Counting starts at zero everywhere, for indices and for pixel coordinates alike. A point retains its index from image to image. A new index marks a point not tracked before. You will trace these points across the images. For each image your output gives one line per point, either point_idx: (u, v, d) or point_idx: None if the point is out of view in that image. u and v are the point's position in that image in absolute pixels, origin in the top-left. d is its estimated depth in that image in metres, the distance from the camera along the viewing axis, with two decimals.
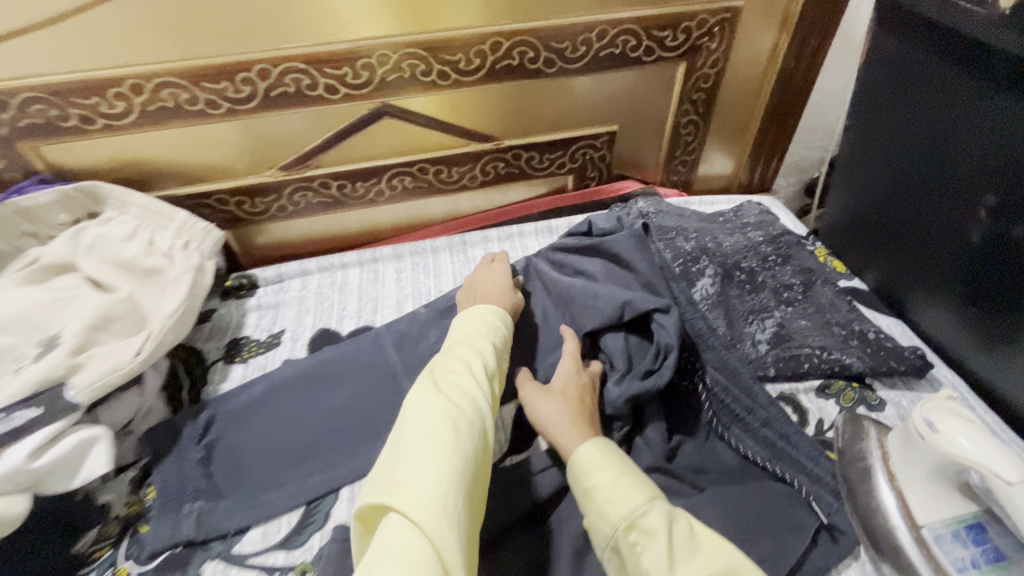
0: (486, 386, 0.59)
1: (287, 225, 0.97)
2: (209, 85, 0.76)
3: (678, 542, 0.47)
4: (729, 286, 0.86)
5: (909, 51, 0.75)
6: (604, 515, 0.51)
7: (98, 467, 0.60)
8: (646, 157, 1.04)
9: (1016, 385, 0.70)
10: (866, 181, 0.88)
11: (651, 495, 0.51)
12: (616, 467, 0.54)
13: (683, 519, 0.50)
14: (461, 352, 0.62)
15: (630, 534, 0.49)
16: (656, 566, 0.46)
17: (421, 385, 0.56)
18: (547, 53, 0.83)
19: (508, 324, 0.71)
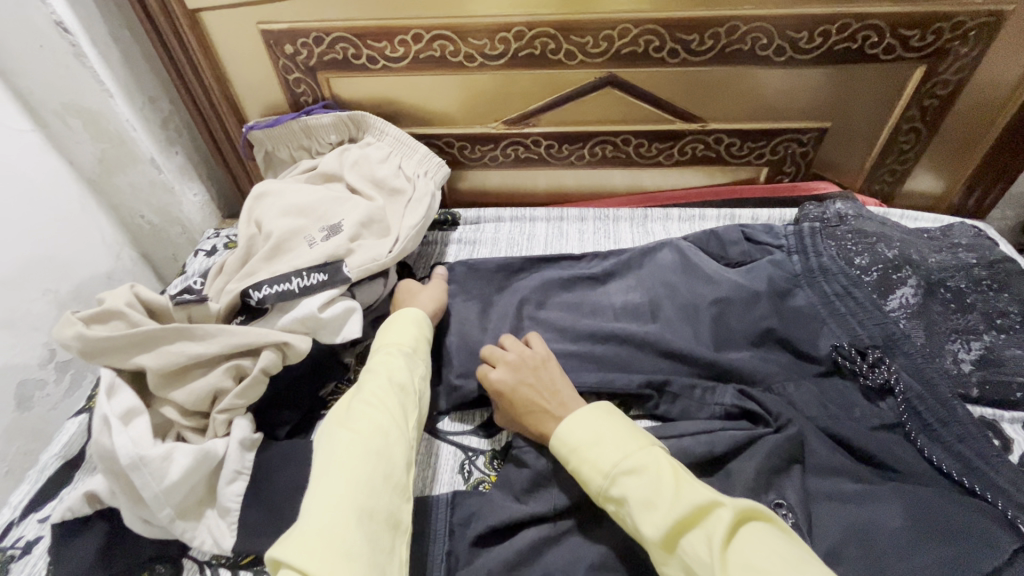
0: (399, 415, 0.62)
1: (490, 174, 1.10)
2: (472, 41, 0.88)
3: (644, 493, 0.53)
4: (932, 301, 0.81)
5: None
6: (587, 489, 0.58)
7: (354, 331, 0.74)
8: (850, 161, 1.02)
9: None
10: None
11: (619, 457, 0.57)
12: (580, 444, 0.59)
13: (649, 464, 0.55)
14: (372, 372, 0.66)
15: (611, 503, 0.56)
16: (633, 523, 0.53)
17: (329, 425, 0.60)
18: (780, 42, 0.86)
19: (423, 328, 0.75)
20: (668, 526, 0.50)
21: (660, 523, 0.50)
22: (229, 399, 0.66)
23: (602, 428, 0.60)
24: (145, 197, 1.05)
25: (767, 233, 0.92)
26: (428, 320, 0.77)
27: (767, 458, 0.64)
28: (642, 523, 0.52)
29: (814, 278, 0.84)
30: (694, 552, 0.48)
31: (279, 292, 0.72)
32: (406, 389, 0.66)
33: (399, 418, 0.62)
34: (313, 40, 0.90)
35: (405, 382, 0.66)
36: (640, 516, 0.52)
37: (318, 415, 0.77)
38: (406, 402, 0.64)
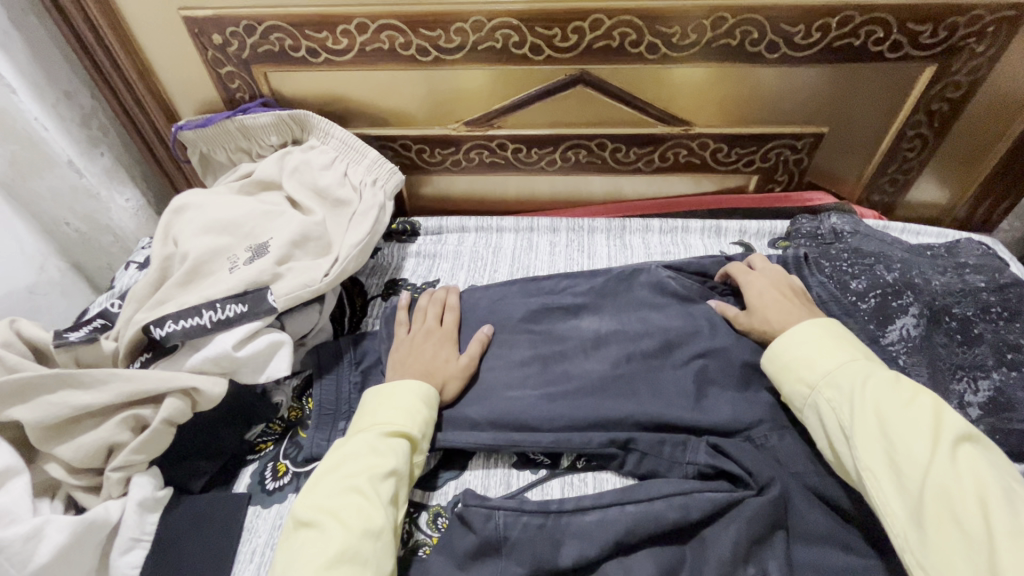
0: (386, 501, 0.57)
1: (454, 179, 1.00)
2: (425, 32, 0.78)
3: (869, 388, 0.52)
4: (935, 332, 0.73)
5: None
6: (801, 376, 0.58)
7: (281, 369, 0.65)
8: (849, 169, 0.92)
9: None
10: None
11: (850, 358, 0.56)
12: (814, 338, 0.60)
13: (881, 369, 0.54)
14: (368, 452, 0.60)
15: (824, 391, 0.55)
16: (849, 411, 0.52)
17: (316, 494, 0.57)
18: (773, 37, 0.76)
19: (430, 407, 0.66)
20: (890, 417, 0.50)
21: (885, 413, 0.50)
22: (125, 455, 0.57)
23: (832, 324, 0.61)
24: (68, 203, 0.94)
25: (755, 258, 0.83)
26: (437, 398, 0.68)
27: (746, 525, 0.56)
28: (860, 411, 0.51)
29: None
30: (917, 443, 0.47)
31: (187, 328, 0.62)
32: (400, 476, 0.60)
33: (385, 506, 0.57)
34: (244, 29, 0.79)
35: (399, 469, 0.60)
36: (860, 403, 0.52)
37: (243, 462, 0.68)
38: (395, 494, 0.59)
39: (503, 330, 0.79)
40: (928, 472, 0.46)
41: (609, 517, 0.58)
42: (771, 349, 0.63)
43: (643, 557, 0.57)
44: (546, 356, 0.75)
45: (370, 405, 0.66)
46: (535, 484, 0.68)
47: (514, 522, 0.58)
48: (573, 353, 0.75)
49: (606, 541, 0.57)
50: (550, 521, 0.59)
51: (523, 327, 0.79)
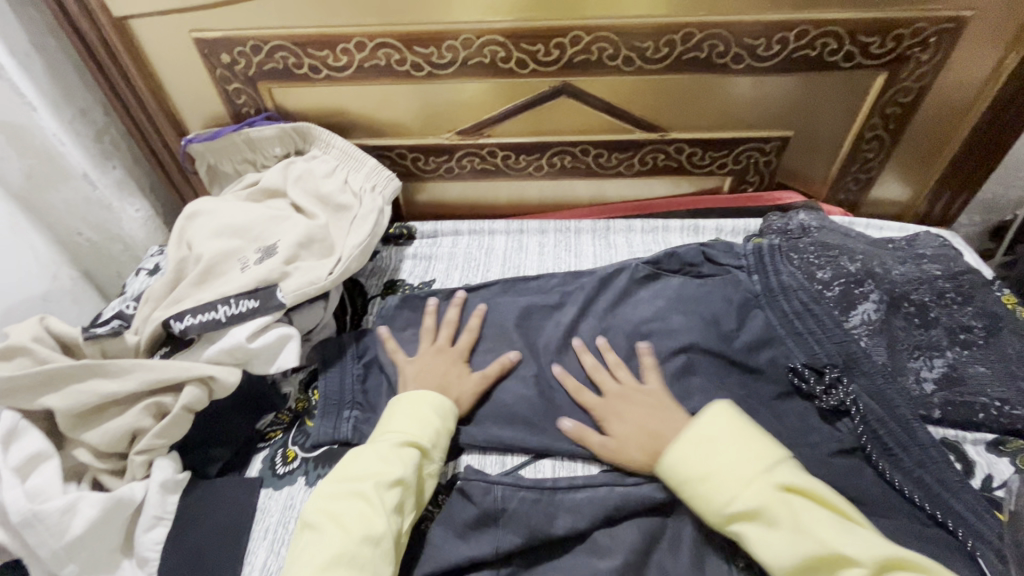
0: (390, 506, 0.61)
1: (447, 186, 1.06)
2: (418, 49, 0.84)
3: (785, 531, 0.54)
4: (895, 316, 0.79)
5: None
6: (707, 509, 0.59)
7: (290, 360, 0.70)
8: (815, 169, 0.99)
9: None
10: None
11: (745, 483, 0.58)
12: (708, 464, 0.60)
13: (783, 495, 0.56)
14: (377, 459, 0.64)
15: (733, 523, 0.57)
16: (769, 550, 0.54)
17: (325, 497, 0.62)
18: (737, 49, 0.83)
19: (444, 418, 0.70)
20: (806, 564, 0.52)
21: (810, 556, 0.52)
22: (147, 439, 0.62)
23: (708, 441, 0.62)
24: (81, 214, 0.99)
25: (727, 253, 0.90)
26: (451, 410, 0.71)
27: None
28: (787, 553, 0.53)
29: (779, 298, 0.82)
30: None
31: (204, 321, 0.68)
32: (408, 484, 0.63)
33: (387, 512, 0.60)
34: (250, 49, 0.86)
35: (407, 477, 0.63)
36: (779, 541, 0.54)
37: (254, 449, 0.73)
38: (402, 502, 0.62)
39: (496, 323, 0.84)
40: None
41: (597, 490, 0.64)
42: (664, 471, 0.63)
43: (628, 524, 0.62)
44: (537, 347, 0.81)
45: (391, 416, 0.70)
46: (529, 463, 0.73)
47: (511, 494, 0.64)
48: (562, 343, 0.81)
49: (594, 511, 0.62)
50: (544, 494, 0.64)
51: (514, 321, 0.84)
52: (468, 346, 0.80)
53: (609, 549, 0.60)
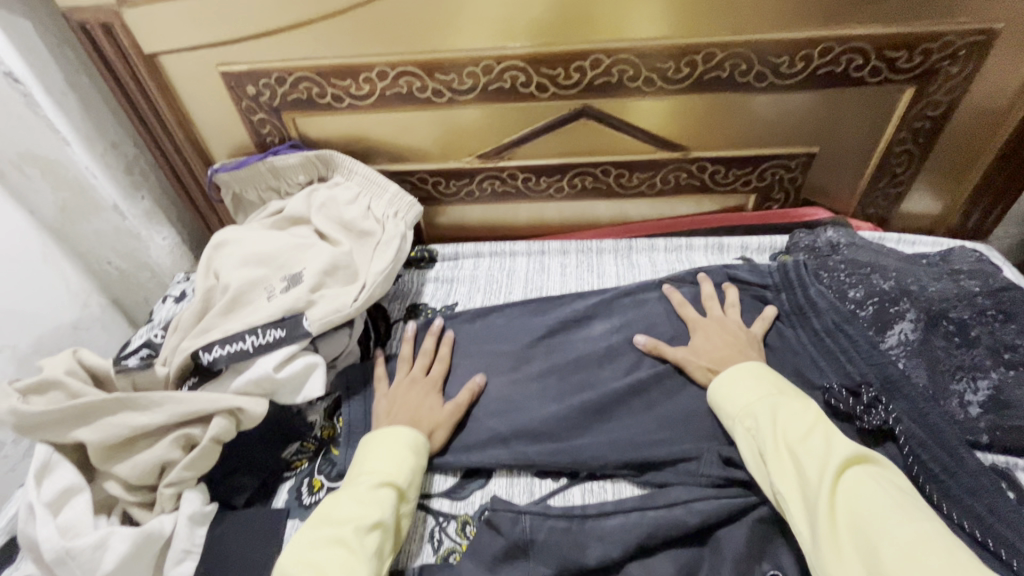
0: (372, 553, 0.58)
1: (468, 209, 1.06)
2: (439, 76, 0.85)
3: (778, 424, 0.62)
4: (934, 335, 0.76)
5: None
6: (727, 411, 0.69)
7: (315, 390, 0.70)
8: (842, 185, 0.97)
9: None
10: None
11: (767, 394, 0.67)
12: (731, 375, 0.71)
13: (792, 403, 0.64)
14: (356, 500, 0.62)
15: (744, 423, 0.66)
16: (762, 440, 0.63)
17: (301, 545, 0.59)
18: (760, 67, 0.82)
19: (419, 453, 0.69)
20: (797, 449, 0.59)
21: (793, 443, 0.60)
22: (176, 472, 0.62)
23: (768, 374, 0.70)
24: (110, 243, 1.01)
25: (753, 272, 0.90)
26: (426, 444, 0.70)
27: (754, 523, 0.61)
28: (777, 441, 0.61)
29: (811, 315, 0.82)
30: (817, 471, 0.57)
31: (232, 352, 0.68)
32: (386, 527, 0.61)
33: (369, 559, 0.57)
34: (276, 80, 0.88)
35: (386, 520, 0.61)
36: (772, 432, 0.62)
37: (281, 478, 0.72)
38: (381, 548, 0.60)
39: (521, 347, 0.83)
40: (817, 495, 0.55)
41: (631, 522, 0.62)
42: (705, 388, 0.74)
43: (664, 559, 0.60)
44: (563, 371, 0.80)
45: (362, 457, 0.68)
46: (558, 490, 0.71)
47: (540, 524, 0.62)
48: (588, 368, 0.80)
49: (627, 545, 0.60)
50: (574, 524, 0.62)
51: (539, 345, 0.83)
52: (442, 376, 0.80)
53: None
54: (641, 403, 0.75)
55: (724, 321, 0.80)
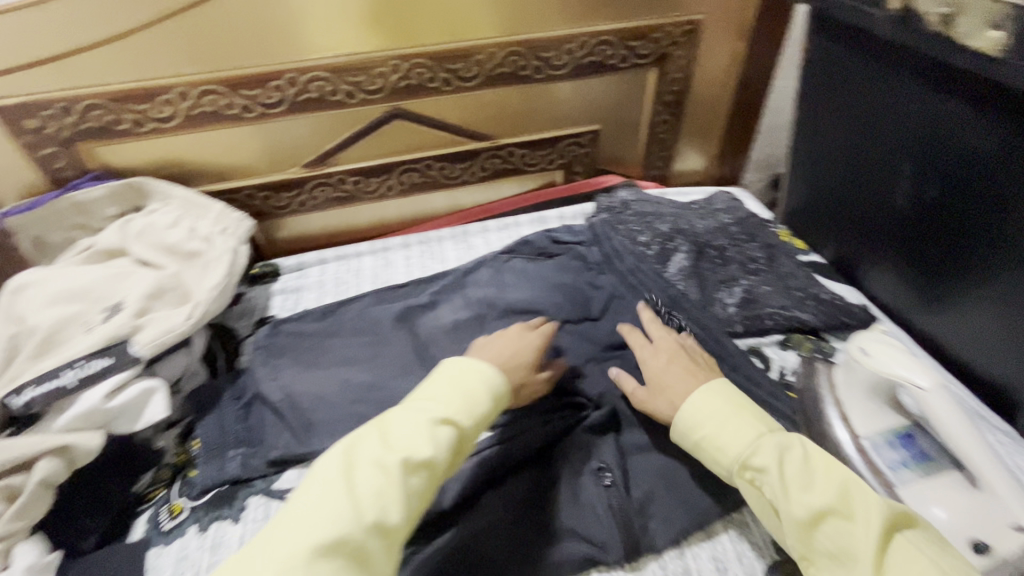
0: (408, 485, 0.54)
1: (306, 219, 1.09)
2: (244, 92, 0.88)
3: (789, 476, 0.55)
4: (702, 260, 0.97)
5: (835, 51, 0.84)
6: (718, 458, 0.61)
7: (157, 413, 0.69)
8: (627, 154, 1.17)
9: (955, 334, 0.78)
10: (839, 158, 0.90)
11: (762, 433, 0.60)
12: (718, 413, 0.63)
13: (794, 446, 0.57)
14: (415, 432, 0.57)
15: (745, 473, 0.58)
16: (773, 494, 0.55)
17: (332, 458, 0.55)
18: (536, 62, 0.97)
19: (495, 401, 0.64)
20: (820, 509, 0.52)
21: (813, 502, 0.52)
22: (2, 525, 0.58)
23: (751, 409, 0.63)
24: None
25: (569, 233, 1.04)
26: (502, 391, 0.65)
27: (579, 431, 0.73)
28: (790, 500, 0.53)
29: (615, 259, 0.97)
30: (850, 535, 0.50)
31: (51, 390, 0.65)
32: (433, 468, 0.57)
33: (406, 497, 0.54)
34: (60, 110, 0.84)
35: (435, 459, 0.56)
36: (784, 490, 0.54)
37: (133, 513, 0.70)
38: (423, 486, 0.56)
39: (373, 336, 0.89)
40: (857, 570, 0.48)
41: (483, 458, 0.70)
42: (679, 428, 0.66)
43: (512, 480, 0.69)
44: (414, 349, 0.87)
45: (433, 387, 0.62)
46: None
47: None
48: (437, 341, 0.88)
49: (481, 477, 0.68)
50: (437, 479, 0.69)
51: (389, 330, 0.90)
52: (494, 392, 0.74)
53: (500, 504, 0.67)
54: None
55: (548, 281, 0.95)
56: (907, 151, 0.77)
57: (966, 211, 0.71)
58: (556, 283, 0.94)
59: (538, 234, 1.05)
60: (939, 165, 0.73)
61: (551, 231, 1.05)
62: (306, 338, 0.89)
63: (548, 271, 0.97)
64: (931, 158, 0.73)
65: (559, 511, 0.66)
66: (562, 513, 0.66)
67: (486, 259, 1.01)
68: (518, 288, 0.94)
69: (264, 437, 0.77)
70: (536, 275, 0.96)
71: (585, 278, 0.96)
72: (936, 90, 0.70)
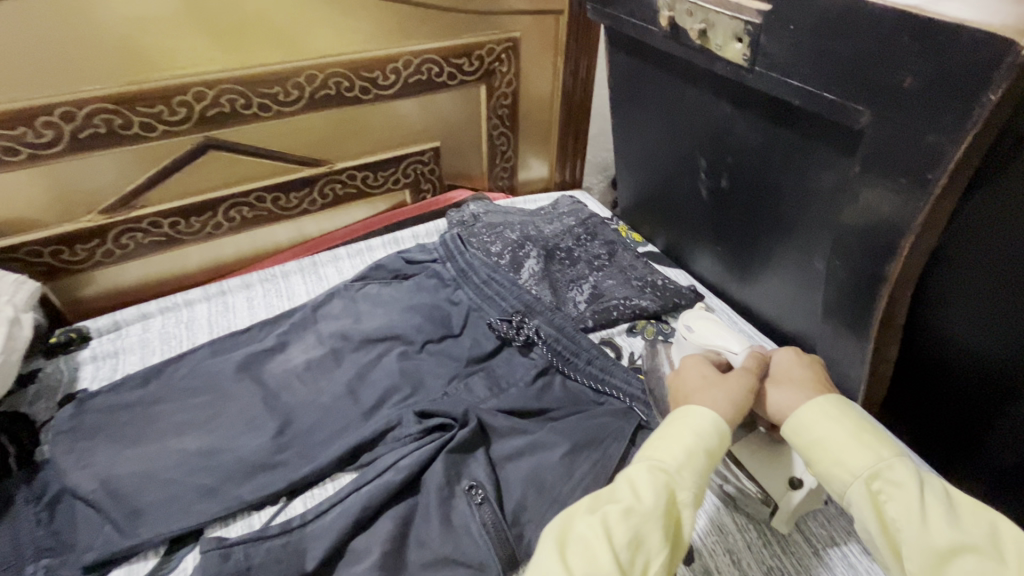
0: (621, 547, 0.49)
1: (116, 271, 0.94)
2: (4, 132, 0.75)
3: (930, 505, 0.48)
4: (552, 263, 1.02)
5: (631, 64, 0.93)
6: (838, 465, 0.52)
7: None
8: (472, 167, 1.19)
9: (768, 302, 0.90)
10: (651, 158, 1.00)
11: (888, 453, 0.51)
12: (844, 421, 0.54)
13: (929, 476, 0.50)
14: (632, 485, 0.53)
15: (872, 486, 0.50)
16: (905, 518, 0.48)
17: (546, 544, 0.51)
18: (360, 83, 0.95)
19: (717, 436, 0.56)
20: (963, 546, 0.45)
21: (961, 537, 0.46)
22: None
23: (875, 426, 0.54)
24: None
25: (422, 252, 1.03)
26: (726, 425, 0.57)
27: (447, 453, 0.71)
28: (932, 528, 0.47)
29: (468, 271, 0.98)
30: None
31: None
32: (647, 520, 0.51)
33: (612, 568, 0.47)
34: None
35: (641, 513, 0.51)
36: (924, 516, 0.47)
37: None
38: (645, 542, 0.50)
39: (211, 394, 0.79)
40: None
41: (347, 504, 0.66)
42: (790, 425, 0.57)
43: (380, 520, 0.65)
44: (261, 399, 0.79)
45: (641, 449, 0.58)
46: (278, 512, 0.70)
47: (256, 549, 0.62)
48: (288, 386, 0.81)
49: (345, 525, 0.64)
50: (294, 536, 0.64)
51: (231, 383, 0.81)
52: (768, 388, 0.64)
53: (368, 548, 0.63)
54: (346, 398, 0.80)
55: (404, 304, 0.93)
56: (700, 148, 0.87)
57: (750, 197, 0.82)
58: (413, 304, 0.93)
59: (391, 257, 1.02)
60: (722, 159, 0.83)
61: (403, 252, 1.03)
62: (126, 410, 0.77)
63: (403, 293, 0.95)
64: (716, 154, 0.84)
65: (432, 541, 0.64)
66: (435, 543, 0.64)
67: (337, 288, 0.96)
68: (374, 316, 0.91)
69: (74, 538, 0.64)
70: (392, 299, 0.94)
71: (442, 296, 0.96)
72: (709, 94, 0.80)
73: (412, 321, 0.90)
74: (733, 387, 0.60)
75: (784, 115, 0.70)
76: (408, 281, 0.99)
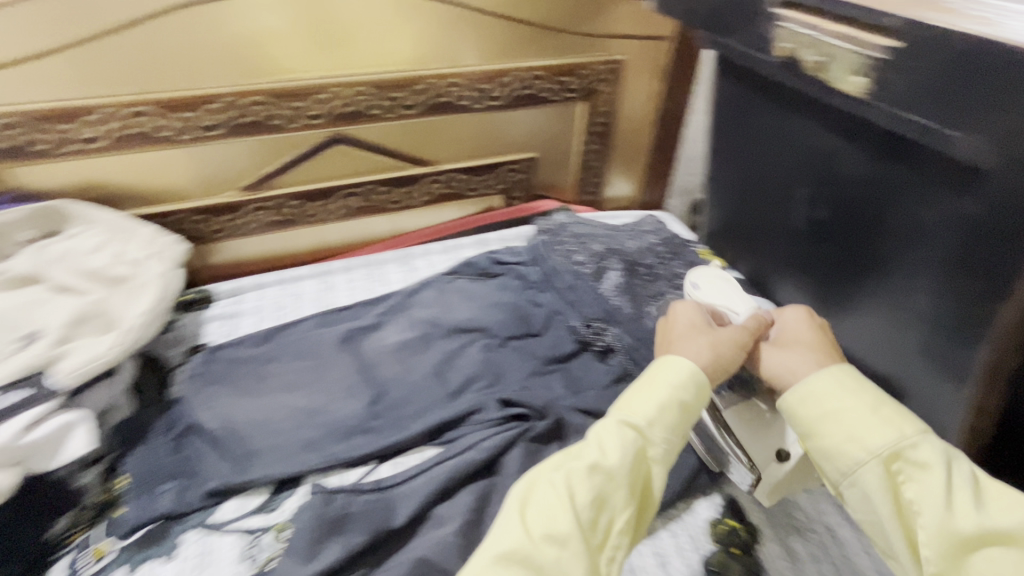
0: (586, 503, 0.50)
1: (243, 243, 1.06)
2: (179, 114, 0.88)
3: (956, 492, 0.46)
4: (635, 277, 1.03)
5: (738, 90, 0.96)
6: (847, 443, 0.50)
7: (78, 449, 0.67)
8: (562, 180, 1.24)
9: (852, 339, 0.88)
10: (745, 185, 1.02)
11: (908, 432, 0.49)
12: (861, 399, 0.51)
13: (960, 462, 0.48)
14: (603, 443, 0.53)
15: (892, 466, 0.49)
16: (921, 499, 0.47)
17: (510, 504, 0.52)
18: (473, 94, 1.03)
19: (693, 396, 0.56)
20: (983, 533, 0.44)
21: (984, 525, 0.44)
22: None
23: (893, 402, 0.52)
24: None
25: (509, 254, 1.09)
26: (704, 384, 0.57)
27: (525, 442, 0.75)
28: (954, 515, 0.45)
29: (553, 277, 1.03)
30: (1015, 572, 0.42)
31: None
32: (614, 478, 0.51)
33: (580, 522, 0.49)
34: None
35: (610, 470, 0.51)
36: (945, 502, 0.46)
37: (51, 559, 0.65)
38: (607, 497, 0.51)
39: (316, 359, 0.88)
40: None
41: (432, 474, 0.71)
42: (795, 396, 0.54)
43: (460, 494, 0.70)
44: (358, 370, 0.87)
45: (612, 404, 0.58)
46: (368, 473, 0.76)
47: (352, 500, 0.68)
48: (382, 362, 0.88)
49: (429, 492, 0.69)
50: (384, 495, 0.70)
51: (333, 353, 0.89)
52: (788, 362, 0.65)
53: (449, 517, 0.68)
54: (433, 380, 0.86)
55: (491, 300, 0.98)
56: (801, 178, 0.88)
57: (850, 229, 0.82)
58: (499, 301, 0.98)
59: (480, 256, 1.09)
60: (824, 189, 0.84)
61: (492, 253, 1.09)
62: (244, 364, 0.87)
63: (490, 290, 1.01)
64: (818, 184, 0.85)
65: None
66: None
67: (430, 280, 1.03)
68: (462, 307, 0.97)
69: (198, 467, 0.73)
70: (479, 294, 0.99)
71: (526, 297, 1.01)
72: (820, 125, 0.81)
73: (497, 317, 0.95)
74: (719, 338, 0.61)
75: (902, 150, 0.71)
76: (495, 280, 1.05)
